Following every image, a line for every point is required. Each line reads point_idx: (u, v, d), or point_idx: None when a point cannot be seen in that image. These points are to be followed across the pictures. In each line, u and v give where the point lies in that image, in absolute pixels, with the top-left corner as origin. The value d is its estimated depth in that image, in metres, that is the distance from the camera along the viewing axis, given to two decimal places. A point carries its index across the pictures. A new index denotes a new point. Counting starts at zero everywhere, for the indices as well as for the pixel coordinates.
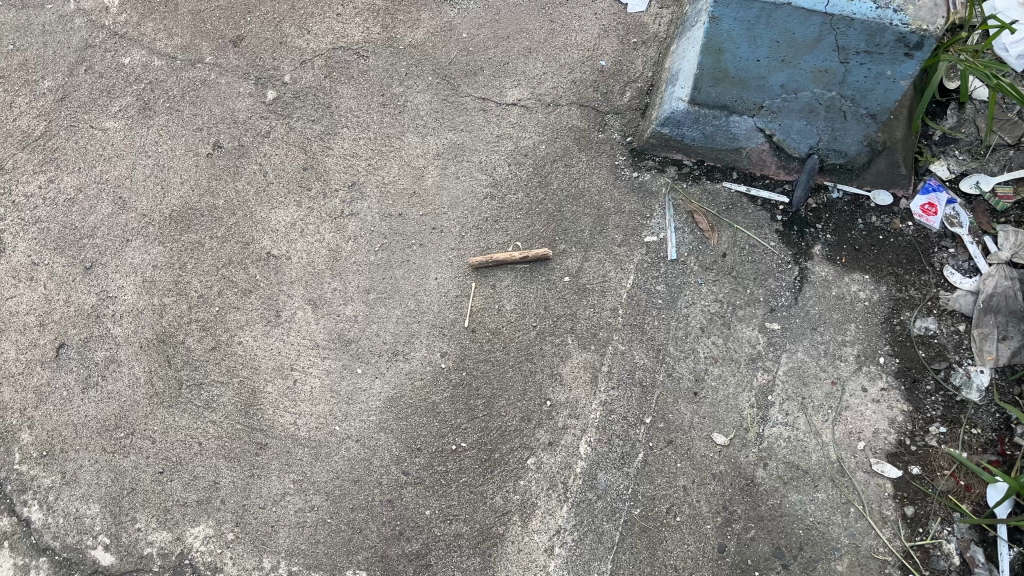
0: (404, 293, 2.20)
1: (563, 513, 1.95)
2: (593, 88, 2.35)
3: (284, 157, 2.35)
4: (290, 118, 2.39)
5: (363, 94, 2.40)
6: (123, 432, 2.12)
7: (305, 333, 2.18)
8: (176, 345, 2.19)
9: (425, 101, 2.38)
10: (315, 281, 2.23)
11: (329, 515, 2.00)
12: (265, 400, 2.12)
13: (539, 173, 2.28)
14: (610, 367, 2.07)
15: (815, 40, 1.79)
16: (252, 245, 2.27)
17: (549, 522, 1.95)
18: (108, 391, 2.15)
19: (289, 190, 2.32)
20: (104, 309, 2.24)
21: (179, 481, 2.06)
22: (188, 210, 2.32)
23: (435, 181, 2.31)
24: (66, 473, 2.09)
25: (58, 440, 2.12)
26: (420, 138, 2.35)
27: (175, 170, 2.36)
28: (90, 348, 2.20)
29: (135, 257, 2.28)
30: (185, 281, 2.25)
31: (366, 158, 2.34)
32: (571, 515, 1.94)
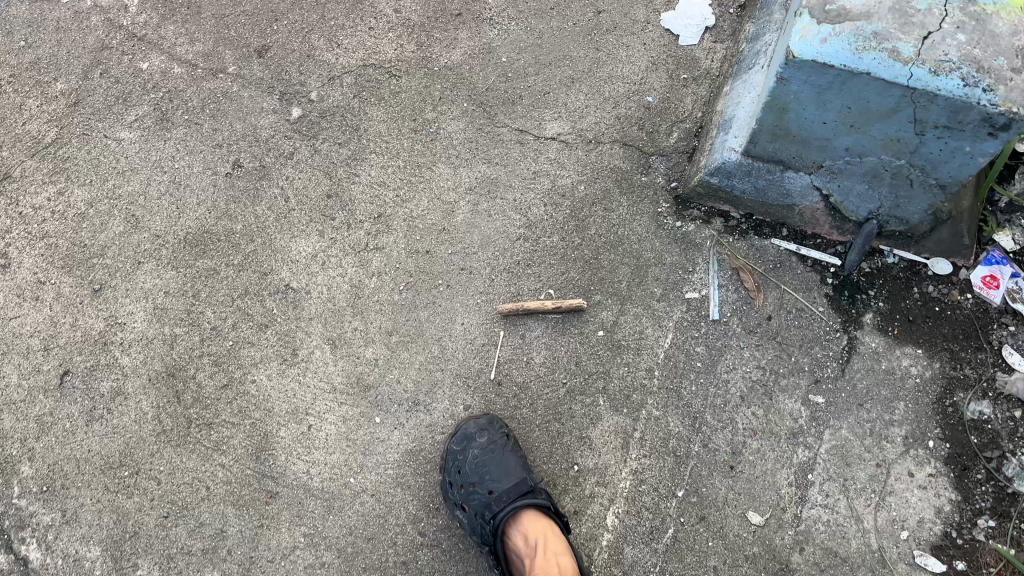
0: (428, 337, 2.08)
1: None
2: (638, 126, 2.21)
3: (308, 182, 2.22)
4: (316, 139, 2.26)
5: (394, 117, 2.26)
6: (128, 471, 2.03)
7: (322, 375, 2.07)
8: (187, 380, 2.08)
9: (459, 129, 2.24)
10: (336, 318, 2.11)
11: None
12: (278, 445, 2.03)
13: (576, 216, 2.15)
14: (642, 433, 1.97)
15: (891, 110, 1.62)
16: (270, 275, 2.15)
17: None
18: (113, 425, 2.06)
19: (312, 218, 2.19)
20: (112, 336, 2.13)
21: (184, 528, 1.98)
22: (204, 234, 2.20)
23: (466, 217, 2.17)
24: (66, 511, 2.00)
25: (59, 475, 2.03)
26: (452, 169, 2.21)
27: (191, 189, 2.24)
28: (96, 377, 2.10)
29: (146, 282, 2.17)
30: (198, 311, 2.14)
31: (394, 188, 2.21)
32: None
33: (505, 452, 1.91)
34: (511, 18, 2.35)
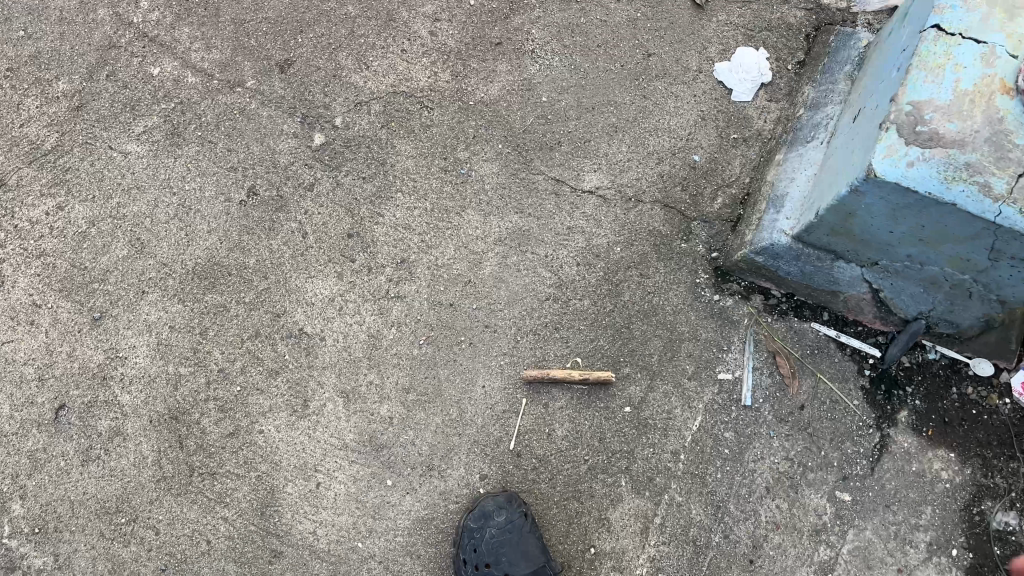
0: (447, 399, 1.99)
1: None
2: (682, 186, 2.09)
3: (328, 218, 2.09)
4: (339, 171, 2.11)
5: (423, 153, 2.12)
6: (124, 518, 1.94)
7: (333, 430, 1.98)
8: (190, 425, 1.98)
9: (492, 172, 2.11)
10: (351, 370, 2.00)
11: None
12: (284, 502, 1.94)
13: (610, 280, 2.04)
14: (662, 520, 1.91)
15: (968, 237, 1.53)
16: (283, 318, 2.03)
17: None
18: (111, 468, 1.96)
19: (330, 258, 2.06)
20: (112, 370, 2.01)
21: None
22: (214, 266, 2.06)
23: (493, 269, 2.05)
24: (58, 555, 1.93)
25: (51, 517, 1.94)
26: (481, 217, 2.08)
27: (202, 214, 2.10)
28: (94, 414, 1.99)
29: (150, 314, 2.04)
30: (204, 350, 2.02)
31: (419, 231, 2.08)
32: None
33: (523, 534, 1.87)
34: (555, 52, 2.19)
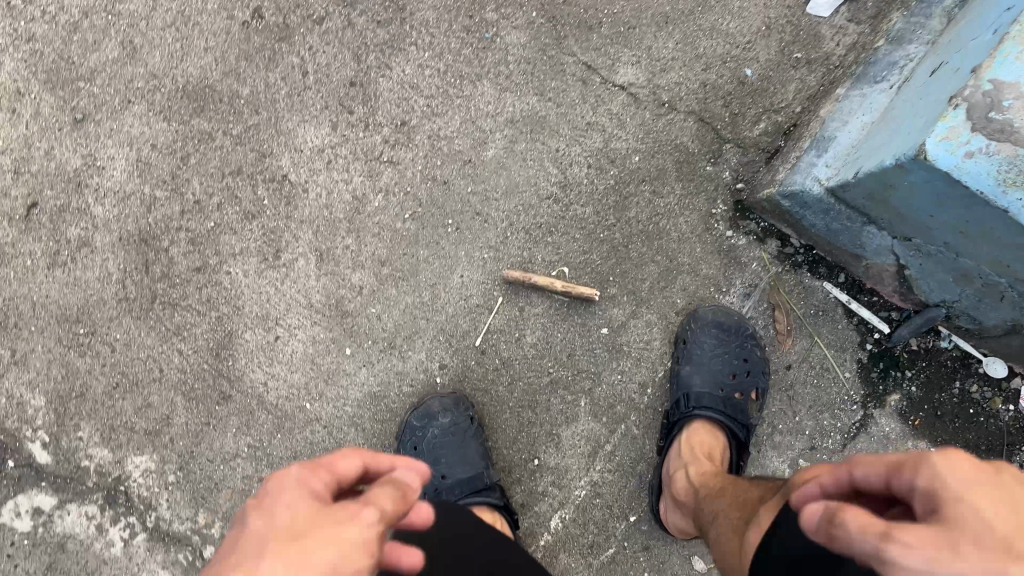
0: (421, 280, 1.89)
1: None
2: (724, 102, 1.86)
3: (333, 59, 1.91)
4: (353, 8, 1.91)
5: (448, 7, 1.90)
6: (83, 329, 1.92)
7: (301, 288, 1.91)
8: (159, 251, 1.92)
9: (518, 44, 1.89)
10: (329, 229, 1.90)
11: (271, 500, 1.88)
12: (241, 348, 1.91)
13: (619, 191, 1.87)
14: (613, 449, 1.85)
15: (1016, 245, 1.33)
16: (268, 160, 1.91)
17: None
18: (75, 277, 1.93)
19: (327, 105, 1.91)
20: (87, 178, 1.93)
21: (131, 403, 1.92)
22: (205, 89, 1.92)
23: (497, 153, 1.89)
24: (15, 352, 1.94)
25: (13, 312, 1.94)
26: (497, 92, 1.89)
27: (200, 30, 1.93)
28: (65, 220, 1.93)
29: (133, 126, 1.93)
30: (183, 177, 1.92)
31: (427, 94, 1.90)
32: None
33: (466, 437, 1.84)
34: None
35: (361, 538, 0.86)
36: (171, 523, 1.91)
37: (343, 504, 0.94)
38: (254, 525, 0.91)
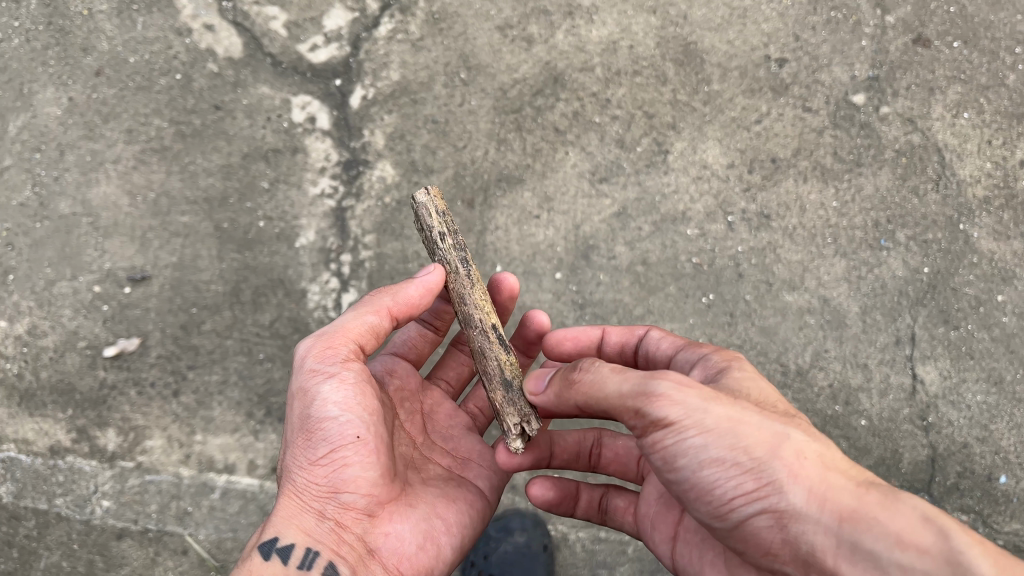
0: (648, 297, 2.05)
1: None
2: (957, 472, 1.91)
3: (785, 136, 2.12)
4: (833, 129, 2.11)
5: (880, 201, 2.07)
6: (463, 77, 2.27)
7: (587, 216, 2.14)
8: (553, 95, 2.22)
9: (893, 274, 2.01)
10: (645, 207, 2.12)
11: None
12: (516, 196, 2.17)
13: (826, 421, 1.93)
14: (603, 537, 1.92)
15: None
16: (672, 132, 2.16)
17: None
18: (503, 49, 2.27)
19: (745, 150, 2.12)
20: (581, 15, 2.27)
21: (426, 140, 2.24)
22: (698, 58, 2.20)
23: (791, 303, 2.02)
24: (420, 39, 2.31)
25: (448, 23, 2.31)
26: (842, 275, 2.03)
27: (725, 38, 2.20)
28: (529, 21, 2.28)
29: (635, 25, 2.24)
30: (617, 80, 2.21)
31: (799, 221, 2.07)
32: None
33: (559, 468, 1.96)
34: None
35: (314, 514, 1.56)
36: (328, 246, 2.20)
37: (306, 499, 1.57)
38: (296, 537, 1.52)
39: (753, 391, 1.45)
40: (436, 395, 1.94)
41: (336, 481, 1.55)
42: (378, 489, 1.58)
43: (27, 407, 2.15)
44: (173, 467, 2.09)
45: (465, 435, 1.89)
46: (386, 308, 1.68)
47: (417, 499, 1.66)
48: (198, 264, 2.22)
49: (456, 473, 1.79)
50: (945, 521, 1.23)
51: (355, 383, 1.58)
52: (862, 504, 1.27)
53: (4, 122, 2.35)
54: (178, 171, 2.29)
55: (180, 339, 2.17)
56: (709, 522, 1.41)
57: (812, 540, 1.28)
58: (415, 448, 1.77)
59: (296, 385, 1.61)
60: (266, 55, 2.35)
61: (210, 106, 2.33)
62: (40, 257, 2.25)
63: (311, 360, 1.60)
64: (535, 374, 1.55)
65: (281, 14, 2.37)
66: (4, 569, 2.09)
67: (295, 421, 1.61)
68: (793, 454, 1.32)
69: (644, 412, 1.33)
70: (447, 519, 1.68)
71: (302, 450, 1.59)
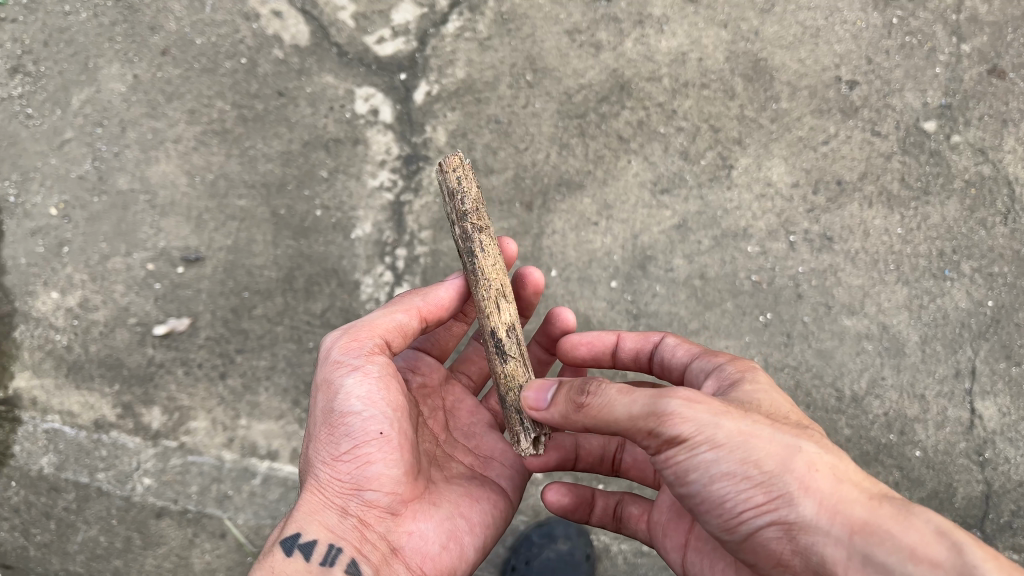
0: (704, 312, 2.04)
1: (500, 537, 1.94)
2: (1008, 508, 1.92)
3: (851, 159, 2.11)
4: (901, 155, 2.10)
5: (946, 230, 2.06)
6: (529, 79, 2.25)
7: (647, 226, 2.12)
8: (619, 102, 2.21)
9: (957, 304, 2.02)
10: (706, 222, 2.10)
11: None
12: (576, 202, 2.15)
13: (879, 449, 1.93)
14: (645, 550, 1.91)
15: None
16: (737, 147, 2.14)
17: None
18: (570, 54, 2.26)
19: (811, 170, 2.11)
20: (651, 23, 2.25)
21: (488, 140, 2.22)
22: (768, 75, 2.18)
23: (850, 327, 2.01)
24: (487, 38, 2.29)
25: (516, 24, 2.30)
26: (903, 302, 2.02)
27: (797, 57, 2.19)
28: (598, 26, 2.27)
29: (706, 38, 2.23)
30: (685, 92, 2.19)
31: (862, 246, 2.05)
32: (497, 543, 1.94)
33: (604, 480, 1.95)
34: None
35: (336, 510, 1.51)
36: (384, 239, 2.20)
37: (330, 495, 1.53)
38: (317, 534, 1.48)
39: (770, 404, 1.37)
40: (458, 392, 1.88)
41: (359, 478, 1.51)
42: (402, 487, 1.54)
43: (75, 380, 2.15)
44: (216, 449, 2.10)
45: (488, 432, 1.83)
46: (415, 308, 1.64)
47: (441, 498, 1.62)
48: (253, 249, 2.22)
49: (479, 472, 1.73)
50: (960, 535, 1.12)
51: (380, 376, 1.54)
52: (874, 516, 1.16)
53: (67, 95, 2.32)
54: (237, 155, 2.28)
55: (231, 322, 2.17)
56: (719, 535, 1.32)
57: (823, 554, 1.18)
58: (438, 445, 1.73)
59: (321, 378, 1.58)
60: (332, 45, 2.33)
61: (274, 92, 2.32)
62: (95, 231, 2.24)
63: (337, 352, 1.57)
64: (537, 386, 1.43)
65: (350, 4, 2.35)
66: (41, 540, 2.09)
67: (319, 413, 1.57)
68: (805, 466, 1.22)
69: (657, 431, 1.25)
70: (471, 518, 1.63)
71: (326, 444, 1.55)
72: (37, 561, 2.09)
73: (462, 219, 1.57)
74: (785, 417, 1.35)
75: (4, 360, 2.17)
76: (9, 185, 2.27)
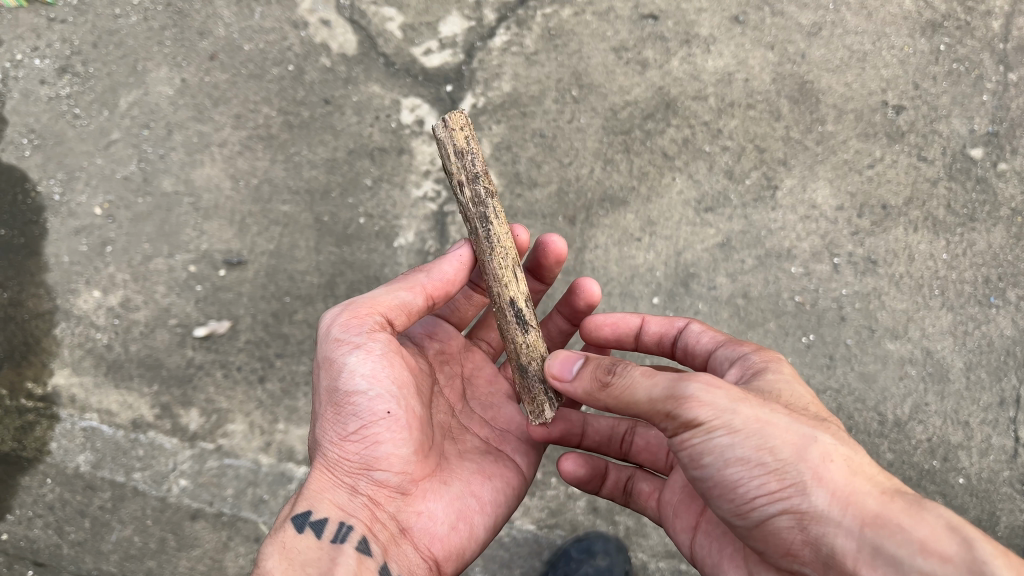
0: (747, 332, 2.03)
1: (536, 551, 1.95)
2: None
3: (896, 184, 2.12)
4: (946, 181, 2.12)
5: (992, 257, 2.08)
6: (575, 93, 2.26)
7: (691, 243, 2.12)
8: (665, 119, 2.21)
9: (1001, 331, 2.03)
10: (750, 241, 2.11)
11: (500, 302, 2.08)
12: (619, 217, 2.15)
13: (922, 475, 1.92)
14: (682, 569, 1.94)
15: None
16: (783, 168, 2.15)
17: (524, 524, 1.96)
18: (617, 70, 2.27)
19: (855, 194, 2.12)
20: (699, 43, 2.27)
21: (532, 152, 2.22)
22: (814, 98, 2.20)
23: (893, 351, 2.01)
24: (535, 52, 2.30)
25: (563, 40, 2.31)
26: (947, 328, 2.03)
27: (843, 80, 2.21)
28: (645, 44, 2.28)
29: (752, 58, 2.24)
30: (732, 112, 2.20)
31: (906, 270, 2.06)
32: (535, 557, 1.96)
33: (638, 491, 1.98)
34: None
35: (346, 489, 1.46)
36: (426, 249, 2.22)
37: (338, 476, 1.47)
38: (327, 511, 1.43)
39: (795, 395, 1.33)
40: (478, 358, 1.89)
41: (368, 457, 1.46)
42: (411, 466, 1.49)
43: (113, 379, 2.16)
44: (252, 453, 2.10)
45: (505, 403, 1.82)
46: (420, 287, 1.57)
47: (452, 476, 1.57)
48: (295, 254, 2.23)
49: (495, 446, 1.70)
50: (973, 531, 1.08)
51: (385, 355, 1.47)
52: (885, 510, 1.12)
53: (115, 97, 2.34)
54: (282, 161, 2.29)
55: (271, 326, 2.18)
56: (729, 520, 1.29)
57: (833, 545, 1.14)
58: (454, 417, 1.70)
59: (322, 357, 1.50)
60: (380, 55, 2.35)
61: (320, 100, 2.33)
62: (139, 231, 2.25)
63: (336, 331, 1.49)
64: (564, 357, 1.48)
65: (398, 16, 2.37)
66: (75, 538, 2.09)
67: (323, 392, 1.50)
68: (820, 455, 1.18)
69: (675, 413, 1.23)
70: (482, 497, 1.59)
71: (332, 425, 1.49)
72: (70, 559, 2.08)
73: (469, 188, 1.50)
74: (804, 407, 1.32)
75: (43, 358, 2.17)
76: (54, 184, 2.28)
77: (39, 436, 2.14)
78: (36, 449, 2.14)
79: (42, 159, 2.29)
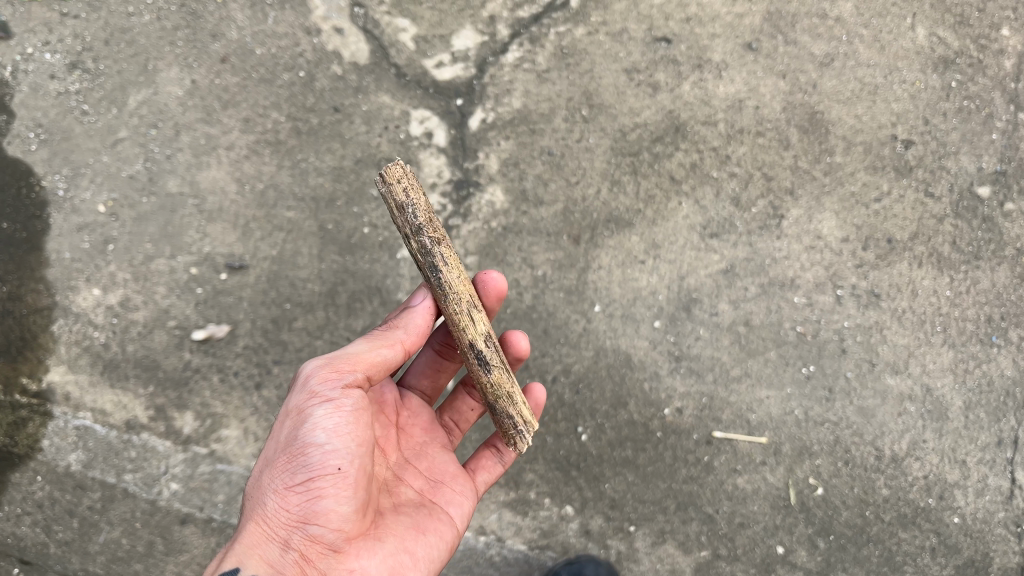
0: (747, 360, 2.05)
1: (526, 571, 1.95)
2: None
3: (903, 219, 2.13)
4: (953, 217, 2.13)
5: (995, 296, 2.10)
6: (585, 113, 2.25)
7: (696, 268, 2.12)
8: (674, 142, 2.21)
9: (998, 371, 2.06)
10: (753, 268, 2.11)
11: (499, 319, 2.07)
12: (624, 239, 2.14)
13: (917, 513, 1.98)
14: None
15: None
16: (790, 197, 2.15)
17: (514, 544, 1.96)
18: (628, 91, 2.26)
19: (861, 227, 2.12)
20: (712, 68, 2.26)
21: (540, 171, 2.21)
22: (824, 129, 2.20)
23: (892, 386, 2.04)
24: (547, 69, 2.29)
25: (576, 58, 2.29)
26: (947, 366, 2.05)
27: (853, 111, 2.21)
28: (657, 67, 2.27)
29: (765, 86, 2.23)
30: (742, 138, 2.20)
31: (909, 305, 2.08)
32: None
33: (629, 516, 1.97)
34: None
35: (280, 545, 1.42)
36: None
37: (273, 531, 1.43)
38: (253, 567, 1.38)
39: None
40: (414, 405, 1.84)
41: (308, 510, 1.42)
42: (349, 524, 1.45)
43: (109, 378, 2.15)
44: (246, 459, 2.10)
45: (438, 454, 1.79)
46: (399, 343, 1.59)
47: (386, 533, 1.53)
48: (298, 260, 2.22)
49: (427, 498, 1.68)
50: None
51: (352, 411, 1.49)
52: None
53: (124, 95, 2.33)
54: (289, 167, 2.28)
55: (270, 333, 2.17)
56: None
57: None
58: (387, 467, 1.68)
59: (291, 407, 1.51)
60: (391, 65, 2.33)
61: (329, 107, 2.32)
62: (141, 231, 2.24)
63: (310, 382, 1.50)
64: None
65: (411, 27, 2.36)
66: (62, 538, 2.09)
67: (279, 442, 1.49)
68: None
69: None
70: (416, 554, 1.55)
71: (279, 478, 1.46)
72: (57, 558, 2.09)
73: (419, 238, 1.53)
74: None
75: (39, 353, 2.16)
76: (59, 179, 2.27)
77: (31, 432, 2.13)
78: (28, 445, 2.13)
79: (48, 154, 2.29)
